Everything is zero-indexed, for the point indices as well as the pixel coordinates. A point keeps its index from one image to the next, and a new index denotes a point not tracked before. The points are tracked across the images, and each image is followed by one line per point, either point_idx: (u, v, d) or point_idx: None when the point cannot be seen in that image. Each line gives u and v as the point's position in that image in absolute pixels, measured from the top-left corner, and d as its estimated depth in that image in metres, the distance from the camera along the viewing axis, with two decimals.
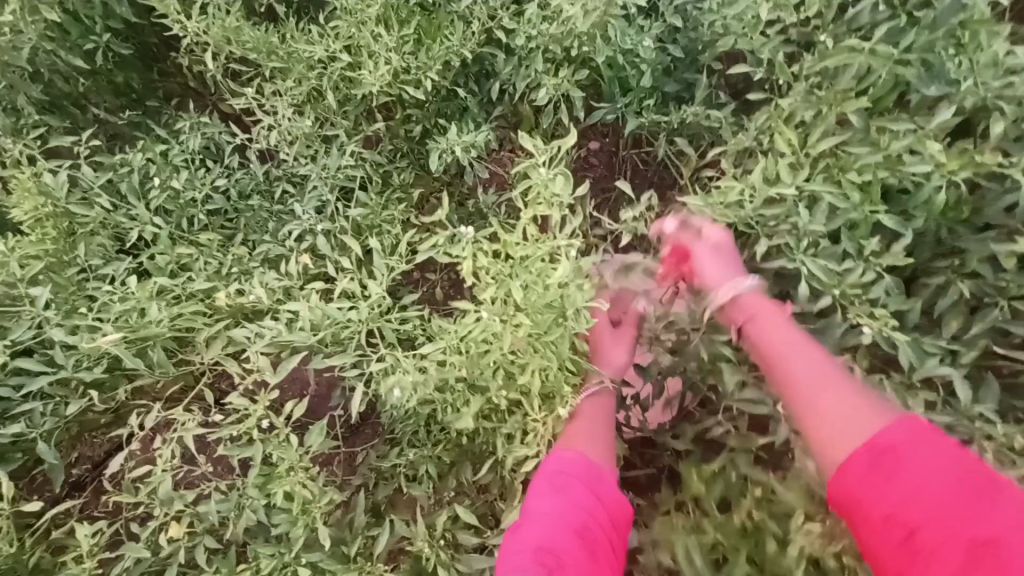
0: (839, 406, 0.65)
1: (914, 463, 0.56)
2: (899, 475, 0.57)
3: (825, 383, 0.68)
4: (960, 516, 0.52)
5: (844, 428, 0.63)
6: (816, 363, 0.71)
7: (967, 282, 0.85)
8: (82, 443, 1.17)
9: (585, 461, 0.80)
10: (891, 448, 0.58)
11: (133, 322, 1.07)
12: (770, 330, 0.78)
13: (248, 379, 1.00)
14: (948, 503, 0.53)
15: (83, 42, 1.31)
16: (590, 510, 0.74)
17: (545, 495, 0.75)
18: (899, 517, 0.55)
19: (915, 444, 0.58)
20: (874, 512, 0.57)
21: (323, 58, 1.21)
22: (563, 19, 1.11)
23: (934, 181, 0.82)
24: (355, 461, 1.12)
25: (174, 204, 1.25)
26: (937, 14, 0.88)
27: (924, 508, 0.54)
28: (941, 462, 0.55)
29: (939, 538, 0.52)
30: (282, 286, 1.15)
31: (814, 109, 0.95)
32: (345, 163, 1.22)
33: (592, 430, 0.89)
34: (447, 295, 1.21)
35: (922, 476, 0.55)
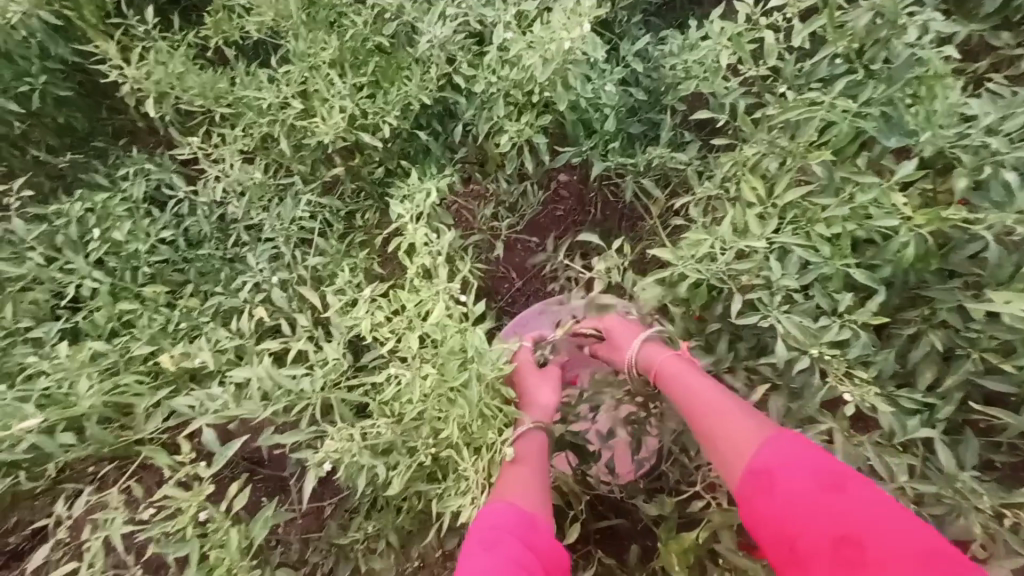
0: (726, 437, 0.70)
1: (788, 478, 0.61)
2: (777, 492, 0.61)
3: (714, 413, 0.74)
4: (826, 518, 0.56)
5: (733, 458, 0.68)
6: (707, 398, 0.78)
7: (938, 333, 0.84)
8: (19, 507, 1.04)
9: (521, 511, 0.73)
10: (768, 469, 0.63)
11: (62, 398, 0.99)
12: (670, 367, 0.87)
13: (182, 473, 0.91)
14: (813, 510, 0.57)
15: (18, 83, 1.21)
16: (524, 563, 0.66)
17: (477, 555, 0.66)
18: (784, 529, 0.59)
19: (787, 458, 0.62)
20: (766, 530, 0.61)
21: (275, 104, 1.16)
22: (522, 66, 1.08)
23: (902, 236, 0.81)
24: (323, 515, 1.05)
25: (115, 257, 1.17)
26: (894, 68, 0.89)
27: (798, 517, 0.57)
28: (807, 471, 0.60)
29: (814, 545, 0.55)
30: (233, 346, 1.07)
31: (779, 158, 0.94)
32: (301, 213, 1.16)
33: (535, 475, 0.83)
34: None
35: (792, 485, 0.60)
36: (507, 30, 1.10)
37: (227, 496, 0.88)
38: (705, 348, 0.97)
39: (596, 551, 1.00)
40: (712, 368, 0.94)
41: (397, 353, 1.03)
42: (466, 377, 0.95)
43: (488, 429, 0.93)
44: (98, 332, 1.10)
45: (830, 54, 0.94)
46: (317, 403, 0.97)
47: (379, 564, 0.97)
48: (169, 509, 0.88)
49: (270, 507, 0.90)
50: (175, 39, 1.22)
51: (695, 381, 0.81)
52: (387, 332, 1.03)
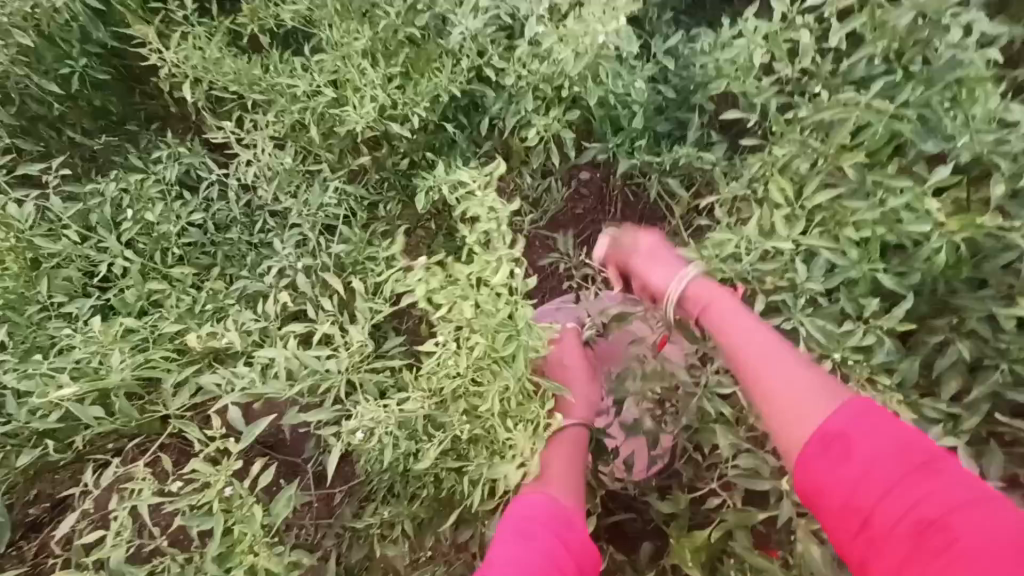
0: (798, 401, 0.68)
1: (867, 452, 0.59)
2: (855, 461, 0.59)
3: (785, 374, 0.72)
4: (912, 497, 0.55)
5: (805, 421, 0.66)
6: (773, 357, 0.75)
7: (967, 343, 0.83)
8: (42, 479, 1.07)
9: (554, 505, 0.77)
10: (846, 437, 0.61)
11: (93, 370, 1.02)
12: (730, 321, 0.83)
13: (212, 447, 0.93)
14: (898, 487, 0.56)
15: (59, 65, 1.25)
16: (558, 557, 0.69)
17: (511, 542, 0.71)
18: (857, 502, 0.58)
19: (868, 429, 0.60)
20: (832, 497, 0.60)
21: (307, 92, 1.18)
22: (553, 60, 1.09)
23: (933, 242, 0.81)
24: (333, 503, 1.07)
25: (146, 237, 1.20)
26: (933, 70, 0.88)
27: (877, 495, 0.57)
28: (892, 445, 0.58)
29: (890, 522, 0.55)
30: (258, 328, 1.09)
31: (810, 159, 0.93)
32: (327, 201, 1.18)
33: (564, 473, 0.87)
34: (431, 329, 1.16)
35: (874, 459, 0.58)
36: (539, 23, 1.10)
37: (252, 474, 0.90)
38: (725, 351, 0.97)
39: (608, 546, 1.00)
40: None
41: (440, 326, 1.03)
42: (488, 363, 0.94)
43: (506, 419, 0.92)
44: (128, 309, 1.13)
45: (869, 55, 0.93)
46: (340, 385, 0.99)
47: (393, 550, 0.98)
48: (196, 485, 0.91)
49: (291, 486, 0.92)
50: (211, 25, 1.25)
51: (761, 338, 0.78)
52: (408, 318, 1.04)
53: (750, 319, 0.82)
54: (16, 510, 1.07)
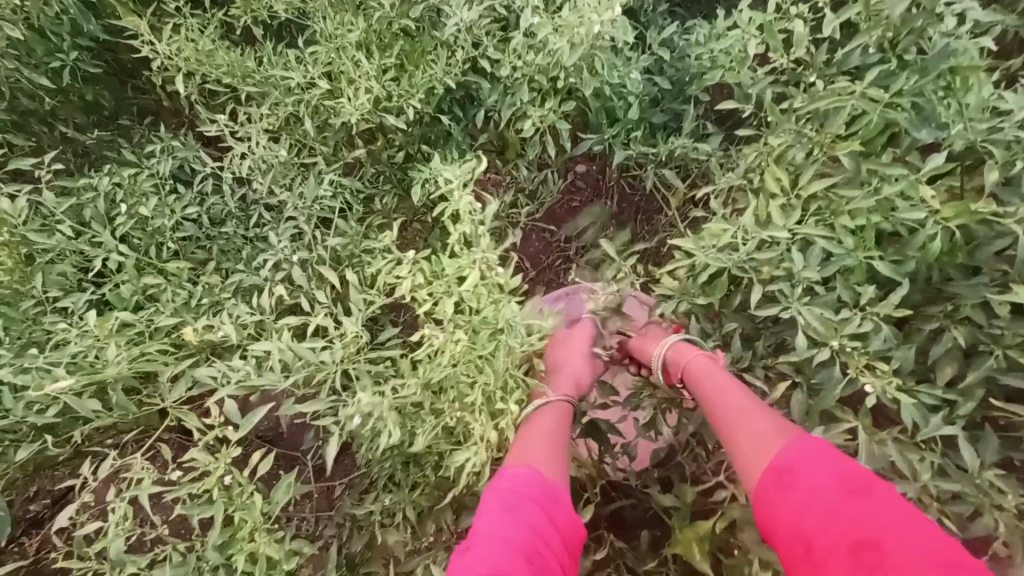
0: (750, 436, 0.72)
1: (808, 481, 0.62)
2: (797, 491, 0.62)
3: (742, 413, 0.77)
4: (846, 517, 0.57)
5: (755, 455, 0.70)
6: (735, 400, 0.80)
7: (961, 329, 0.83)
8: (39, 477, 1.07)
9: (542, 477, 0.76)
10: (790, 468, 0.65)
11: (91, 363, 1.01)
12: (703, 374, 0.89)
13: (210, 435, 0.93)
14: (834, 509, 0.58)
15: (50, 59, 1.24)
16: (541, 531, 0.70)
17: (497, 514, 0.70)
18: (800, 530, 0.60)
19: (810, 461, 0.64)
20: (781, 528, 0.62)
21: (301, 84, 1.18)
22: (549, 51, 1.08)
23: (928, 230, 0.81)
24: (334, 495, 1.08)
25: (141, 232, 1.19)
26: (928, 58, 0.88)
27: (815, 520, 0.59)
28: (830, 474, 0.61)
29: (828, 546, 0.56)
30: (254, 321, 1.09)
31: (806, 149, 0.94)
32: (323, 193, 1.17)
33: (551, 443, 0.86)
34: None
35: (814, 487, 0.61)
36: (534, 14, 1.10)
37: (252, 463, 0.90)
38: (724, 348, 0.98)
39: (607, 533, 1.01)
40: (734, 365, 0.95)
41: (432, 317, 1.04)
42: (489, 348, 0.96)
43: (507, 402, 0.96)
44: (124, 303, 1.13)
45: (863, 43, 0.93)
46: (336, 375, 0.99)
47: (394, 539, 0.99)
48: (197, 474, 0.91)
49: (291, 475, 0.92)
50: (204, 18, 1.24)
51: (727, 386, 0.83)
52: (424, 295, 1.04)
53: (717, 369, 0.88)
54: (14, 508, 1.06)
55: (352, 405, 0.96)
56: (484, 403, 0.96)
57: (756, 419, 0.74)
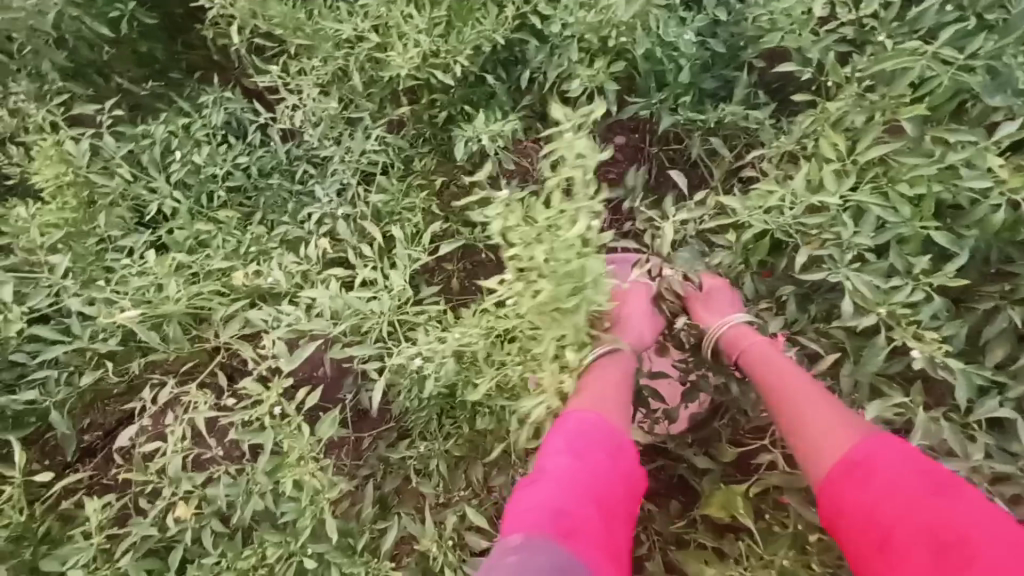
0: (815, 427, 0.71)
1: (885, 471, 0.61)
2: (872, 487, 0.61)
3: (805, 398, 0.76)
4: (930, 518, 0.55)
5: (821, 443, 0.69)
6: (798, 385, 0.79)
7: (1018, 309, 0.81)
8: (95, 410, 1.16)
9: (610, 426, 0.80)
10: (866, 459, 0.64)
11: (151, 296, 1.07)
12: (761, 355, 0.87)
13: (263, 364, 1.03)
14: (916, 510, 0.57)
15: (108, 8, 1.27)
16: (609, 481, 0.74)
17: (563, 455, 0.75)
18: (874, 519, 0.60)
19: (886, 452, 0.63)
20: (852, 515, 0.62)
21: (350, 37, 1.18)
22: (602, 8, 1.06)
23: (992, 200, 0.78)
24: (362, 448, 1.12)
25: (194, 178, 1.24)
26: (1011, 19, 0.83)
27: (895, 509, 0.58)
28: (910, 472, 0.60)
29: (909, 541, 0.56)
30: (300, 270, 1.13)
31: (865, 114, 0.90)
32: (369, 147, 1.19)
33: (619, 392, 0.88)
34: (462, 287, 1.22)
35: (892, 478, 0.60)
36: None
37: (298, 397, 0.98)
38: (776, 309, 0.97)
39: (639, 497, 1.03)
40: (785, 330, 0.94)
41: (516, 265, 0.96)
42: (548, 301, 0.91)
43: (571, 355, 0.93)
44: (178, 247, 1.18)
45: (940, 1, 0.88)
46: (383, 325, 1.03)
47: (428, 485, 1.03)
48: (249, 402, 1.01)
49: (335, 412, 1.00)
50: None
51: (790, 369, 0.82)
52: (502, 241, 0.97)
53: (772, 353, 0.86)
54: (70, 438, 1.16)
55: (397, 353, 1.01)
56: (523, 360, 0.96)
57: (823, 404, 0.74)
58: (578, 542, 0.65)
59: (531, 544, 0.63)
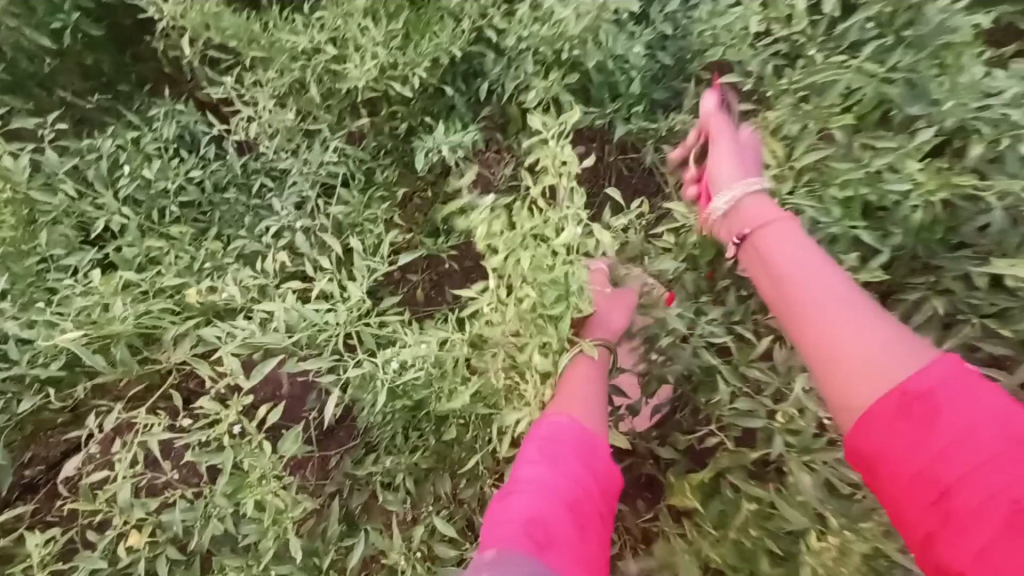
0: (857, 345, 0.59)
1: (955, 413, 0.51)
2: (936, 425, 0.51)
3: (840, 313, 0.62)
4: (1000, 477, 0.47)
5: (870, 358, 0.57)
6: (834, 290, 0.64)
7: (941, 299, 0.86)
8: (36, 442, 1.08)
9: (578, 428, 0.80)
10: (929, 390, 0.52)
11: (96, 318, 1.04)
12: (782, 249, 0.73)
13: (220, 383, 1.00)
14: (993, 461, 0.48)
15: (50, 19, 1.24)
16: (582, 480, 0.75)
17: (536, 463, 0.75)
18: (936, 470, 0.50)
19: (954, 387, 0.52)
20: (903, 466, 0.52)
21: (307, 49, 1.18)
22: (554, 22, 1.10)
23: (911, 201, 0.85)
24: (328, 466, 1.07)
25: (144, 194, 1.20)
26: (923, 33, 0.90)
27: (968, 462, 0.48)
28: (984, 415, 0.50)
29: (984, 503, 0.47)
30: (257, 284, 1.11)
31: (800, 122, 0.96)
32: (327, 159, 1.19)
33: (593, 392, 0.89)
34: (428, 298, 1.21)
35: (966, 422, 0.50)
36: None
37: (259, 413, 0.98)
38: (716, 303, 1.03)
39: None
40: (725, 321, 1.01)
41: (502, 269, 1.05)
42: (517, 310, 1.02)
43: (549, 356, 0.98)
44: (127, 265, 1.15)
45: (862, 18, 0.95)
46: (338, 336, 1.03)
47: (392, 500, 1.01)
48: (207, 419, 1.00)
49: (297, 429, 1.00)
50: None
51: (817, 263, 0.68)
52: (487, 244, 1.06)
53: (807, 242, 0.72)
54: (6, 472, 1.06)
55: (355, 366, 1.01)
56: (488, 368, 1.03)
57: (867, 321, 0.60)
58: (549, 551, 0.66)
59: (502, 559, 0.65)
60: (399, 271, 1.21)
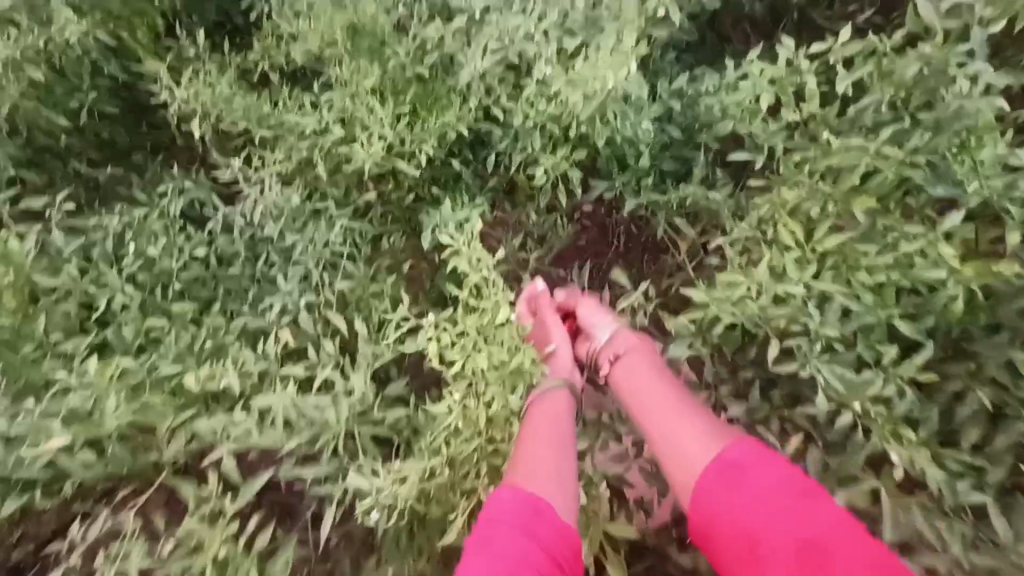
0: (687, 442, 0.80)
1: (753, 478, 0.71)
2: (743, 489, 0.71)
3: (676, 420, 0.84)
4: (791, 522, 0.66)
5: (693, 451, 0.78)
6: (668, 402, 0.88)
7: (986, 390, 0.83)
8: (28, 520, 1.03)
9: (524, 502, 0.78)
10: (735, 466, 0.73)
11: (92, 420, 0.99)
12: (631, 369, 0.96)
13: (209, 504, 0.97)
14: (780, 509, 0.67)
15: (69, 99, 1.24)
16: (530, 559, 0.72)
17: (477, 553, 0.73)
18: (748, 527, 0.68)
19: (750, 459, 0.73)
20: (728, 527, 0.70)
21: (315, 129, 1.18)
22: (560, 101, 1.10)
23: (949, 289, 0.82)
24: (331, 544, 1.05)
25: (148, 273, 1.17)
26: (942, 117, 0.87)
27: (765, 514, 0.68)
28: (772, 478, 0.70)
29: (778, 544, 0.65)
30: (258, 368, 1.07)
31: (822, 204, 0.93)
32: (333, 238, 1.17)
33: (541, 448, 0.89)
34: (435, 364, 1.17)
35: (762, 486, 0.70)
36: (548, 64, 1.11)
37: (248, 533, 0.95)
38: (741, 395, 0.99)
39: None
40: (750, 417, 0.96)
41: (487, 364, 1.04)
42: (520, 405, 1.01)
43: None
44: (126, 346, 1.12)
45: (876, 102, 0.93)
46: (340, 435, 0.98)
47: None
48: (190, 545, 0.94)
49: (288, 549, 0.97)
50: (223, 62, 1.27)
51: (655, 380, 0.92)
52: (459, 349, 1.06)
53: (655, 365, 0.95)
54: None
55: (357, 467, 0.98)
56: (486, 472, 1.00)
57: (694, 423, 0.82)
58: None
59: None
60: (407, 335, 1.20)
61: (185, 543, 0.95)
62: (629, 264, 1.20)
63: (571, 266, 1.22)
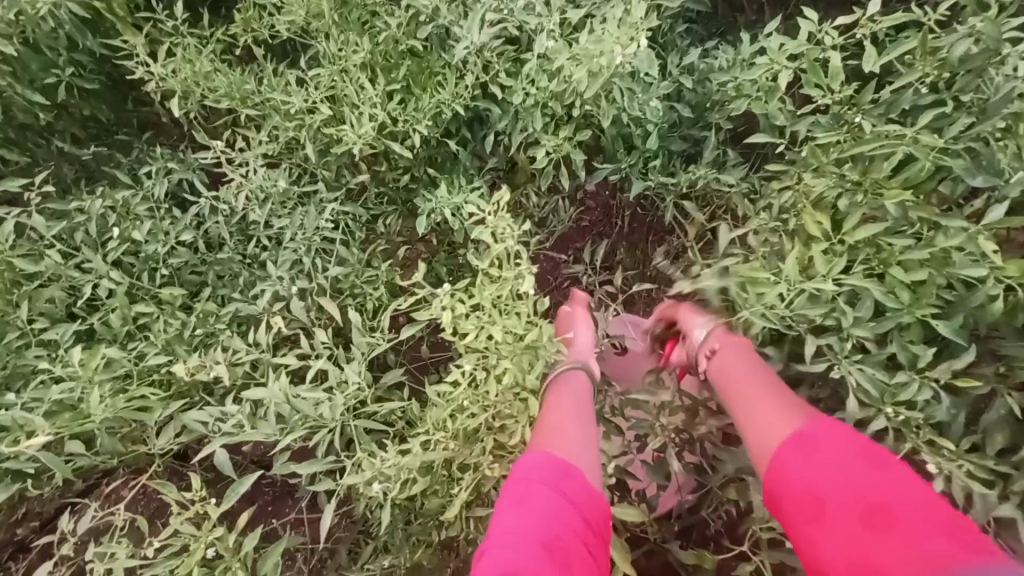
0: (765, 414, 0.75)
1: (826, 443, 0.65)
2: (812, 454, 0.65)
3: (752, 397, 0.79)
4: (856, 484, 0.59)
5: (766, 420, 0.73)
6: (748, 381, 0.82)
7: (1015, 396, 0.79)
8: (28, 500, 1.02)
9: (557, 460, 0.74)
10: (807, 434, 0.67)
11: (78, 411, 0.96)
12: (723, 358, 0.90)
13: (194, 503, 0.90)
14: (847, 471, 0.61)
15: (44, 75, 1.16)
16: (566, 520, 0.67)
17: (512, 509, 0.68)
18: (812, 492, 0.62)
19: (824, 428, 0.67)
20: (796, 494, 0.63)
21: (301, 109, 1.12)
22: (562, 78, 1.02)
23: (990, 287, 0.75)
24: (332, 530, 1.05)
25: (134, 258, 1.13)
26: (990, 101, 0.80)
27: (830, 476, 0.61)
28: (845, 443, 0.64)
29: (841, 507, 0.58)
30: (250, 359, 1.03)
31: (851, 197, 0.88)
32: (324, 223, 1.10)
33: (572, 419, 0.86)
34: (434, 348, 1.16)
35: (835, 450, 0.63)
36: (549, 38, 1.03)
37: (238, 531, 0.89)
38: None
39: None
40: None
41: (494, 353, 0.97)
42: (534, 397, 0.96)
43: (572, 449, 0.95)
44: (113, 334, 1.07)
45: (914, 82, 0.87)
46: (335, 432, 0.94)
47: None
48: (174, 547, 0.89)
49: (282, 542, 0.90)
50: (204, 35, 1.18)
51: (739, 363, 0.86)
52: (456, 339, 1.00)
53: (744, 351, 0.88)
54: (0, 533, 1.03)
55: (355, 471, 0.92)
56: (487, 465, 0.94)
57: (772, 399, 0.76)
58: None
59: None
60: (404, 317, 1.18)
61: (171, 542, 0.90)
62: (636, 242, 1.20)
63: (578, 245, 1.22)
